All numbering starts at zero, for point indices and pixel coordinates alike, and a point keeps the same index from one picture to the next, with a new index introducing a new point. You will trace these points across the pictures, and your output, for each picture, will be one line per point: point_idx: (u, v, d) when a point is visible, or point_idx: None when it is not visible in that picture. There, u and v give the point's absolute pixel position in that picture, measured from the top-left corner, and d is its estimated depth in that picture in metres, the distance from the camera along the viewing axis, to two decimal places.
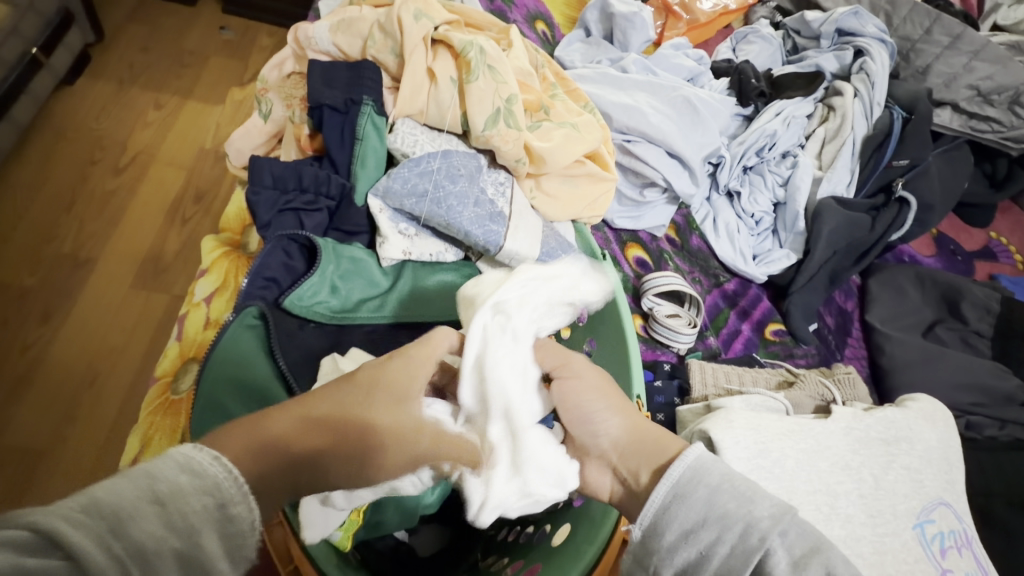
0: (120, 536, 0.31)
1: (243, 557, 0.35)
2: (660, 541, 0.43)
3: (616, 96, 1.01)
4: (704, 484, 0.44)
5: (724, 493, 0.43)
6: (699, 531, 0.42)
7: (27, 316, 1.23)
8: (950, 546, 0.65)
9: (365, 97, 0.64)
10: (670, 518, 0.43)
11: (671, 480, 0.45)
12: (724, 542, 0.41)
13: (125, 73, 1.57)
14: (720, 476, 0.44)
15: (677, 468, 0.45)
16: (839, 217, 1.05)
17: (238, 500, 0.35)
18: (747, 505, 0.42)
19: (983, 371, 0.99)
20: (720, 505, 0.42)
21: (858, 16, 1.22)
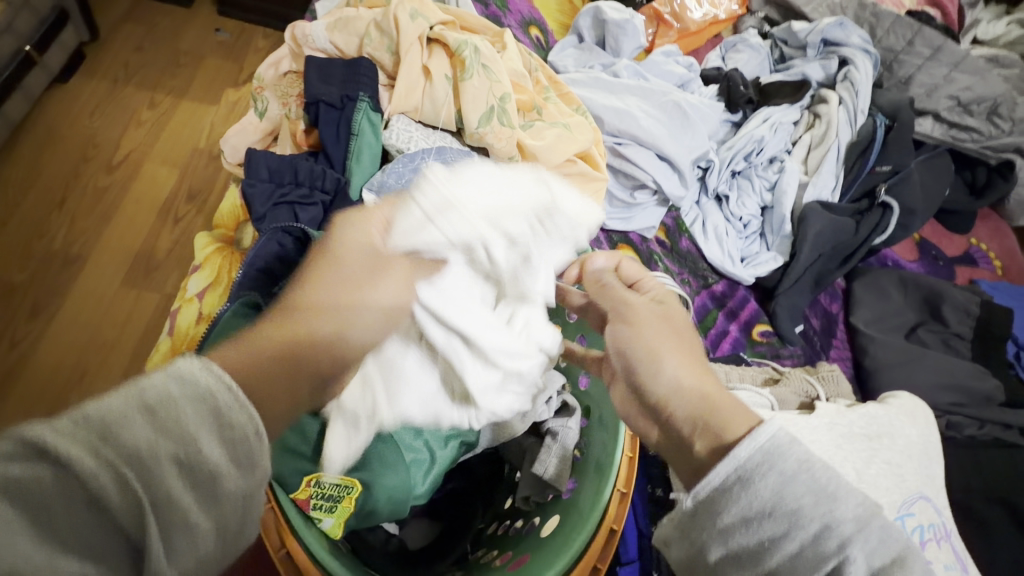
0: (127, 458, 0.29)
1: (254, 466, 0.32)
2: (717, 521, 0.38)
3: (608, 99, 1.03)
4: (776, 472, 0.37)
5: (798, 483, 0.36)
6: (760, 523, 0.36)
7: (14, 313, 1.22)
8: (929, 539, 0.67)
9: (361, 94, 0.66)
10: (728, 505, 0.37)
11: (737, 463, 0.38)
12: (793, 539, 0.35)
13: (119, 72, 1.57)
14: (798, 462, 0.37)
15: (746, 451, 0.37)
16: (825, 221, 1.07)
17: (234, 409, 0.32)
18: (828, 504, 0.35)
19: (963, 372, 1.01)
20: (790, 497, 0.36)
21: (843, 25, 1.27)
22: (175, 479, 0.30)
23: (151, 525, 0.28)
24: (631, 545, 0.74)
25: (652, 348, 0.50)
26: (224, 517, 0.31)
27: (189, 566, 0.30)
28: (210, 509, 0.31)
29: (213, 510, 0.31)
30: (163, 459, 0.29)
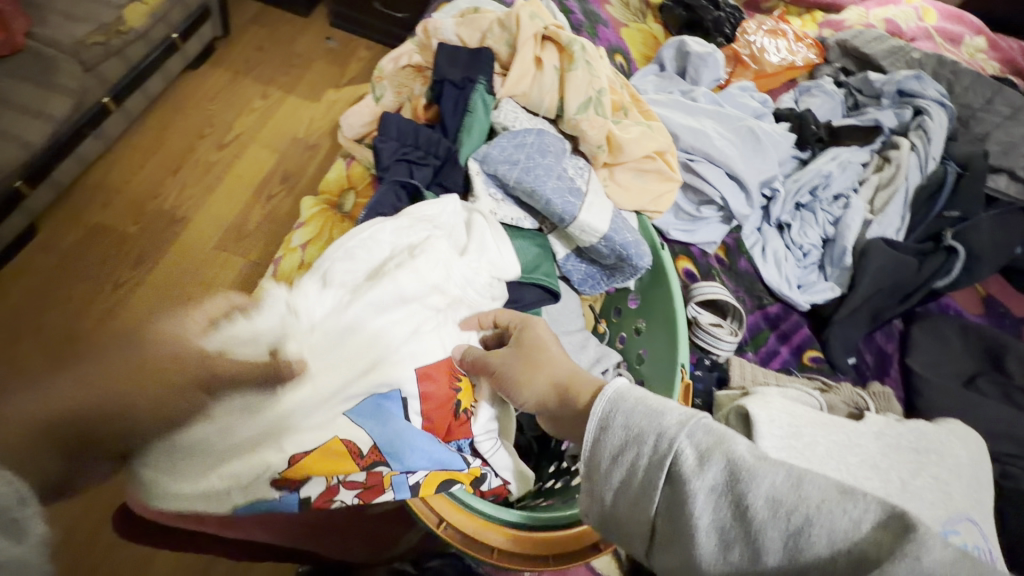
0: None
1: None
2: (600, 468, 0.47)
3: (685, 119, 1.11)
4: (620, 411, 0.48)
5: (636, 416, 0.47)
6: (623, 452, 0.46)
7: (123, 257, 1.36)
8: (972, 558, 0.67)
9: (480, 78, 0.77)
10: (599, 448, 0.48)
11: (596, 416, 0.49)
12: (642, 456, 0.45)
13: (240, 66, 1.78)
14: (635, 401, 0.48)
15: (599, 403, 0.49)
16: (887, 256, 1.09)
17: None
18: (656, 419, 0.46)
19: (1021, 424, 0.99)
20: (635, 427, 0.47)
21: (920, 79, 1.31)
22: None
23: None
24: None
25: (523, 372, 0.58)
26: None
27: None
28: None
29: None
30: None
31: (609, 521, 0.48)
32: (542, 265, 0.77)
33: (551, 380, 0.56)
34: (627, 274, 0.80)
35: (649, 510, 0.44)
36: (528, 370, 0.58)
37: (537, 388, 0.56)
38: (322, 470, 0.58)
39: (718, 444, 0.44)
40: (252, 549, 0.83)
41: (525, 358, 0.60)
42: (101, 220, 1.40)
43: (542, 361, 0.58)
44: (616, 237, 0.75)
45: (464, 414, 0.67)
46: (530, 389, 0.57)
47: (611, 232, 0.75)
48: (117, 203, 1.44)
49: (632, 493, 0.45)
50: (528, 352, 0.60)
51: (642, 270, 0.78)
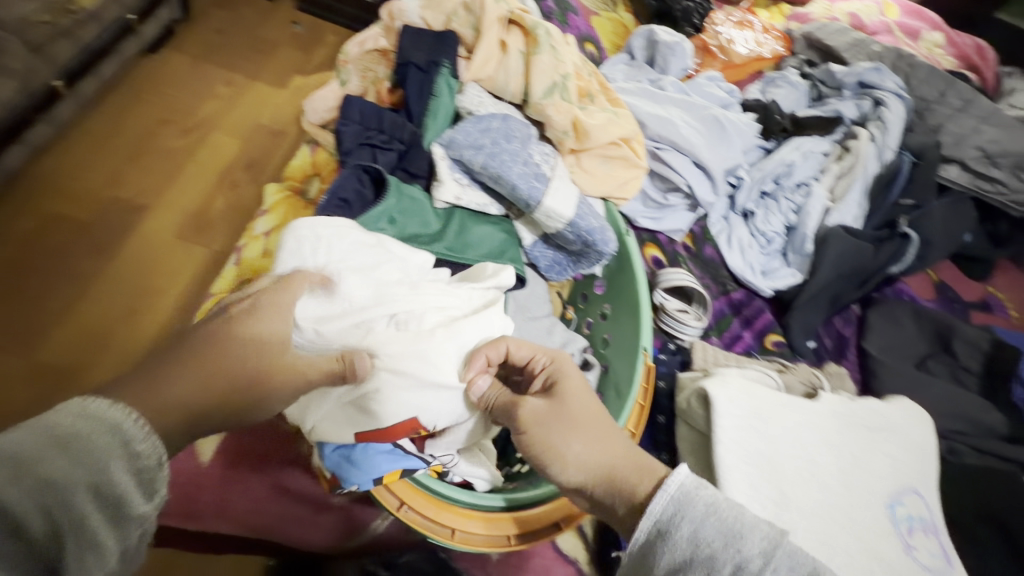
0: (127, 450, 0.39)
1: (153, 489, 0.41)
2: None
3: (652, 107, 1.12)
4: (686, 521, 0.45)
5: (707, 528, 0.44)
6: (686, 568, 0.43)
7: (79, 248, 1.31)
8: (915, 527, 0.71)
9: (444, 60, 0.76)
10: (657, 557, 0.44)
11: (654, 518, 0.46)
12: None
13: (202, 49, 1.71)
14: (704, 509, 0.45)
15: (658, 505, 0.46)
16: (845, 243, 1.13)
17: (139, 439, 0.40)
18: (735, 543, 0.43)
19: (966, 401, 1.05)
20: (704, 543, 0.43)
21: (879, 71, 1.35)
22: (127, 497, 0.39)
23: (69, 544, 0.36)
24: None
25: (552, 442, 0.53)
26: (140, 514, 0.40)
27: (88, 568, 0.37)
28: (114, 525, 0.38)
29: (114, 529, 0.38)
30: (115, 476, 0.38)
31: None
32: (509, 250, 0.77)
33: (604, 463, 0.52)
34: (594, 260, 0.80)
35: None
36: (561, 439, 0.53)
37: (572, 463, 0.52)
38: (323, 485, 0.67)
39: None
40: (215, 538, 0.81)
41: (561, 421, 0.54)
42: (54, 208, 1.34)
43: (583, 431, 0.53)
44: (582, 222, 0.75)
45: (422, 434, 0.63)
46: (566, 465, 0.53)
47: (577, 218, 0.75)
48: (71, 190, 1.37)
49: None
50: (567, 417, 0.54)
51: (607, 255, 0.79)
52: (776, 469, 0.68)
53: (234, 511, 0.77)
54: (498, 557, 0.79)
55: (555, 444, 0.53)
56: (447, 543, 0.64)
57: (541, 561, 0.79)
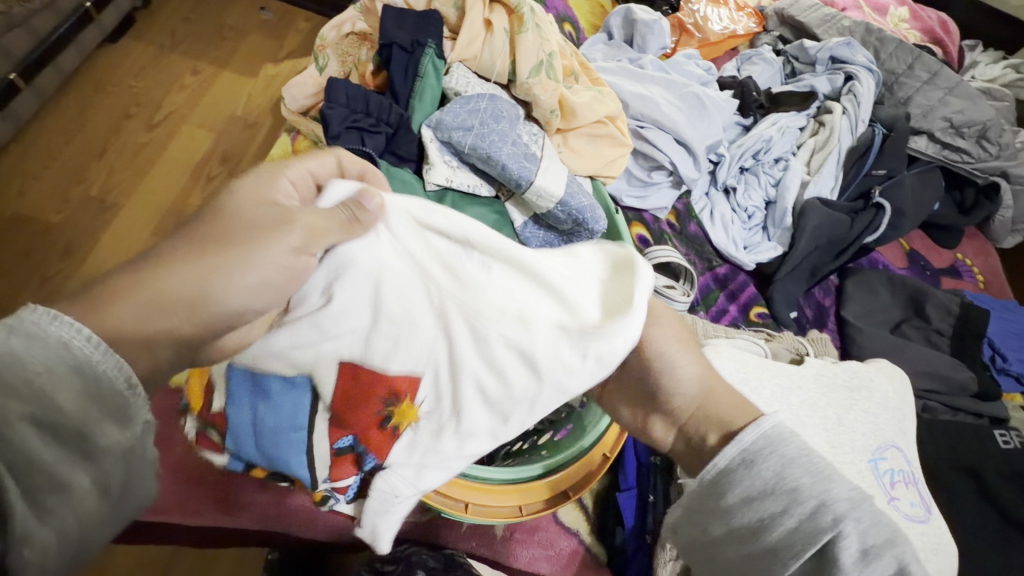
0: (78, 372, 0.35)
1: (128, 416, 0.36)
2: (721, 501, 0.45)
3: (634, 86, 1.13)
4: (777, 455, 0.44)
5: (797, 466, 0.44)
6: (763, 499, 0.43)
7: (49, 250, 1.26)
8: (898, 479, 0.74)
9: (429, 41, 0.74)
10: (732, 482, 0.45)
11: (742, 446, 0.46)
12: (792, 517, 0.42)
13: (165, 39, 1.62)
14: (798, 449, 0.45)
15: (752, 435, 0.46)
16: (822, 215, 1.16)
17: (99, 357, 0.36)
18: (825, 484, 0.43)
19: (939, 363, 1.10)
20: (790, 479, 0.43)
21: (851, 45, 1.37)
22: (96, 426, 0.35)
23: (21, 485, 0.31)
24: (631, 475, 0.84)
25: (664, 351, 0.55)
26: (124, 439, 0.36)
27: (68, 518, 0.33)
28: (87, 462, 0.34)
29: (89, 463, 0.34)
30: (65, 402, 0.34)
31: (699, 541, 0.47)
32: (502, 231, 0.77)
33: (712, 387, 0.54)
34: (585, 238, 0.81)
35: (767, 564, 0.42)
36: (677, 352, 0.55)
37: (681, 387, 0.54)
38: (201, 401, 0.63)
39: (888, 546, 0.41)
40: (221, 535, 0.81)
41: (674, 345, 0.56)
42: (21, 210, 1.29)
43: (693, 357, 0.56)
44: (572, 201, 0.76)
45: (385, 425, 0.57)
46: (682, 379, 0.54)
47: (567, 196, 0.76)
48: (36, 190, 1.32)
49: (753, 546, 0.43)
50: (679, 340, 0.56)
51: (598, 234, 0.79)
52: None
53: (237, 507, 0.77)
54: (503, 533, 0.81)
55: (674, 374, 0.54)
56: (462, 515, 0.67)
57: (545, 535, 0.81)
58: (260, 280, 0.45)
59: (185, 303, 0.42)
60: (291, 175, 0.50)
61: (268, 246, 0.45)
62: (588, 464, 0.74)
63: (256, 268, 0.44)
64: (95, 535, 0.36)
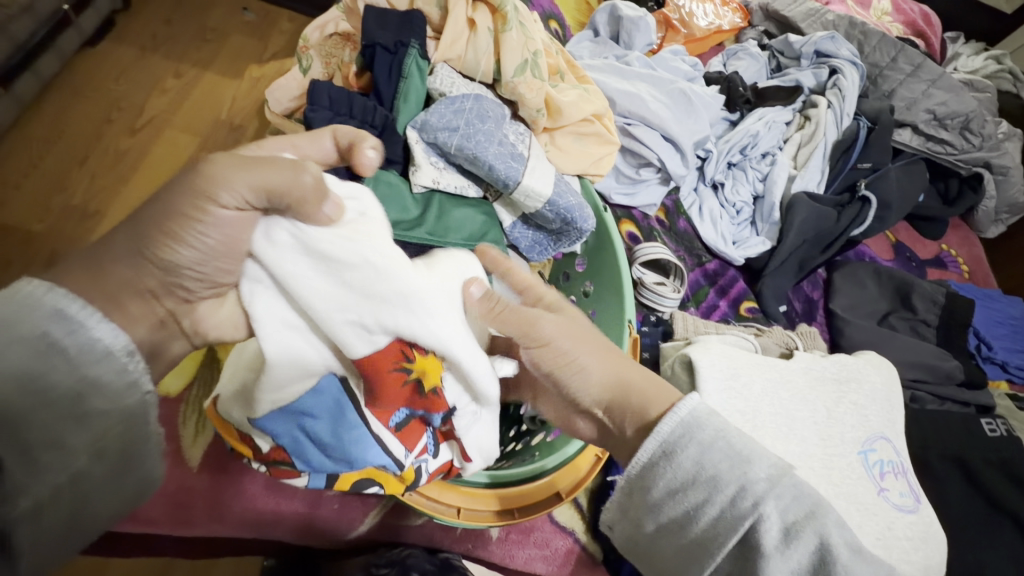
0: (70, 335, 0.34)
1: (134, 385, 0.37)
2: (648, 496, 0.45)
3: (620, 83, 1.13)
4: (695, 442, 0.44)
5: (715, 455, 0.43)
6: (689, 493, 0.43)
7: (32, 258, 1.24)
8: (887, 471, 0.75)
9: (412, 41, 0.73)
10: (658, 477, 0.45)
11: (661, 437, 0.46)
12: (714, 504, 0.42)
13: (146, 41, 1.59)
14: (712, 433, 0.45)
15: (670, 424, 0.46)
16: (809, 209, 1.17)
17: (92, 323, 0.35)
18: (741, 467, 0.43)
19: (926, 353, 1.11)
20: (711, 468, 0.43)
21: (834, 39, 1.38)
22: (92, 393, 0.35)
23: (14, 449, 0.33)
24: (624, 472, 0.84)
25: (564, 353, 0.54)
26: (123, 407, 0.36)
27: (68, 481, 0.35)
28: (86, 428, 0.35)
29: (86, 430, 0.35)
30: (60, 368, 0.34)
31: (636, 537, 0.47)
32: (489, 234, 0.77)
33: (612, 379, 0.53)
34: (575, 237, 0.81)
35: (699, 554, 0.43)
36: (563, 346, 0.54)
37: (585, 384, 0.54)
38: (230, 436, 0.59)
39: (811, 521, 0.41)
40: (214, 545, 0.80)
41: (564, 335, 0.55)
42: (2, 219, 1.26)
43: (574, 339, 0.55)
44: (560, 201, 0.76)
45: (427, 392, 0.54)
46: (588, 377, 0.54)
47: (555, 196, 0.76)
48: (15, 198, 1.29)
49: (685, 537, 0.43)
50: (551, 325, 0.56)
51: (587, 232, 0.79)
52: (756, 426, 0.72)
53: (228, 516, 0.75)
54: (499, 535, 0.81)
55: (571, 363, 0.54)
56: (455, 521, 0.68)
57: (541, 535, 0.81)
58: (202, 240, 0.42)
59: (135, 262, 0.41)
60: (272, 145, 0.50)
61: (221, 199, 0.41)
62: (578, 469, 0.73)
63: (202, 227, 0.41)
64: (96, 503, 0.37)
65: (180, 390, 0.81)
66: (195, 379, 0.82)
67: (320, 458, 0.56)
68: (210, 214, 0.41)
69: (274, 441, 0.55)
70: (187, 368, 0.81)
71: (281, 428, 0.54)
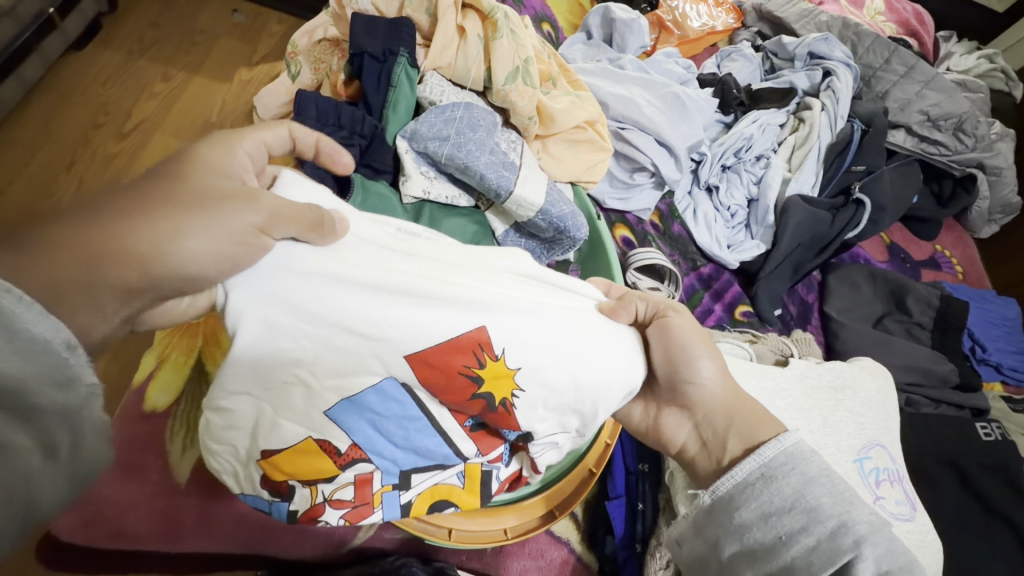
0: (5, 331, 0.29)
1: (72, 378, 0.32)
2: (736, 514, 0.53)
3: (613, 88, 1.12)
4: (797, 474, 0.53)
5: (814, 488, 0.52)
6: (783, 517, 0.51)
7: None
8: (884, 479, 0.75)
9: (401, 49, 0.72)
10: (750, 497, 0.53)
11: (766, 463, 0.54)
12: (810, 534, 0.50)
13: (133, 45, 1.57)
14: (818, 471, 0.53)
15: (778, 455, 0.54)
16: (804, 212, 1.16)
17: (22, 313, 0.30)
18: (842, 505, 0.51)
19: (921, 355, 1.11)
20: (811, 501, 0.51)
21: (828, 41, 1.38)
22: (34, 388, 0.30)
23: None
24: (619, 482, 0.84)
25: (692, 348, 0.62)
26: (69, 403, 0.32)
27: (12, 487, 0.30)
28: (28, 425, 0.31)
29: (25, 425, 0.31)
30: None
31: (709, 556, 0.55)
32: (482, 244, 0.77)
33: (726, 398, 0.63)
34: (567, 246, 0.80)
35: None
36: (691, 341, 0.62)
37: (707, 387, 0.63)
38: (293, 469, 0.56)
39: (899, 568, 0.47)
40: (204, 560, 0.79)
41: (687, 335, 0.62)
42: None
43: (700, 338, 0.63)
44: (553, 209, 0.75)
45: (501, 407, 0.56)
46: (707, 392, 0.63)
47: (548, 205, 0.75)
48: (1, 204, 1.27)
49: (766, 554, 0.51)
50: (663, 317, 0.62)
51: (580, 240, 0.79)
52: None
53: (219, 530, 0.75)
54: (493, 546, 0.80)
55: (692, 355, 0.62)
56: (445, 543, 0.68)
57: (535, 546, 0.81)
58: (222, 248, 0.43)
59: (126, 256, 0.38)
60: (246, 146, 0.49)
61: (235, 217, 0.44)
62: (570, 482, 0.76)
63: (209, 232, 0.42)
64: (46, 497, 0.32)
65: (168, 405, 0.78)
66: (182, 394, 0.79)
67: (390, 451, 0.57)
68: (232, 229, 0.44)
69: (350, 441, 0.56)
70: (177, 382, 0.79)
71: (356, 424, 0.55)
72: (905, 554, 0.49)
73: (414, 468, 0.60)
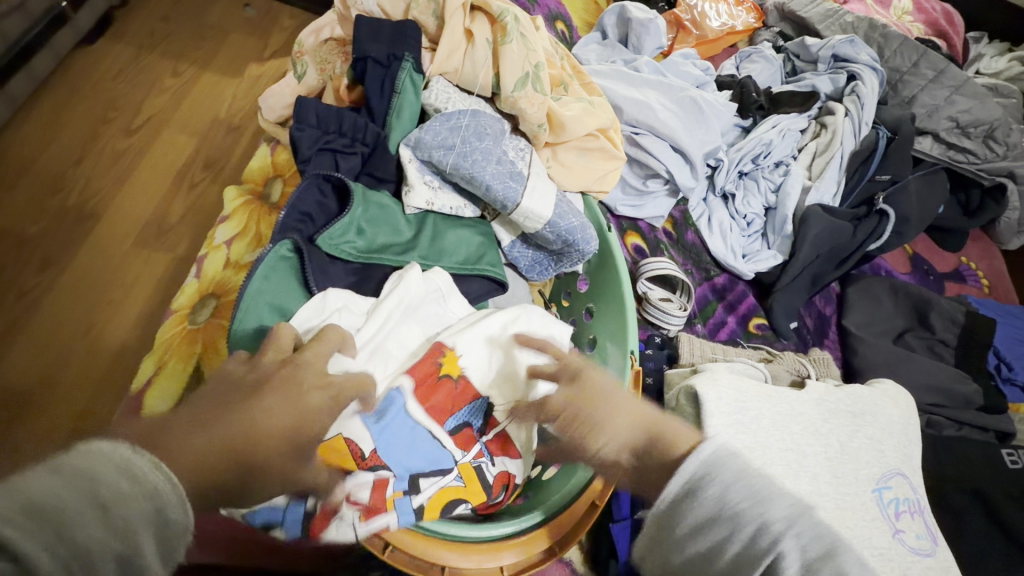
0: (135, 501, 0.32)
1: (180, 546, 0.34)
2: (675, 530, 0.43)
3: (628, 91, 1.09)
4: (719, 482, 0.42)
5: (740, 488, 0.42)
6: (713, 527, 0.41)
7: (26, 263, 1.17)
8: (904, 510, 0.71)
9: (406, 54, 0.70)
10: (679, 515, 0.42)
11: (686, 477, 0.43)
12: (737, 540, 0.40)
13: (144, 39, 1.55)
14: (738, 471, 0.43)
15: (691, 465, 0.43)
16: (824, 223, 1.12)
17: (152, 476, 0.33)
18: (761, 506, 0.41)
19: (943, 374, 1.06)
20: (733, 505, 0.41)
21: (853, 43, 1.32)
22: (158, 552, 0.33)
23: None
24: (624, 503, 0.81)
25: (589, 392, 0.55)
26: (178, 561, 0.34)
27: None
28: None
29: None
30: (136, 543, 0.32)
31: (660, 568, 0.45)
32: (488, 255, 0.75)
33: (648, 419, 0.50)
34: (575, 258, 0.77)
35: None
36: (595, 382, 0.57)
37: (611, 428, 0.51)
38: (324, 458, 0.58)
39: (828, 558, 0.39)
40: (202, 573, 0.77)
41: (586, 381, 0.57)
42: None
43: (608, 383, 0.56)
44: (562, 222, 0.72)
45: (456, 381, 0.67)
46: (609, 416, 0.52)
47: (556, 217, 0.72)
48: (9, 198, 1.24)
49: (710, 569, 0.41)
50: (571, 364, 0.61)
51: (589, 254, 0.76)
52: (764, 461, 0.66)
53: (217, 543, 0.73)
54: None
55: (592, 394, 0.55)
56: None
57: None
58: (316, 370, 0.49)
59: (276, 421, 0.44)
60: None
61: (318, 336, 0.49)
62: (571, 514, 0.67)
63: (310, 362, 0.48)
64: None
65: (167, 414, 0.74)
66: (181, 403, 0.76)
67: (404, 456, 0.62)
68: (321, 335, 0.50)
69: (374, 446, 0.60)
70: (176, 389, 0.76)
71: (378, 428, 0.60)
72: (834, 543, 0.41)
73: (422, 472, 0.63)
